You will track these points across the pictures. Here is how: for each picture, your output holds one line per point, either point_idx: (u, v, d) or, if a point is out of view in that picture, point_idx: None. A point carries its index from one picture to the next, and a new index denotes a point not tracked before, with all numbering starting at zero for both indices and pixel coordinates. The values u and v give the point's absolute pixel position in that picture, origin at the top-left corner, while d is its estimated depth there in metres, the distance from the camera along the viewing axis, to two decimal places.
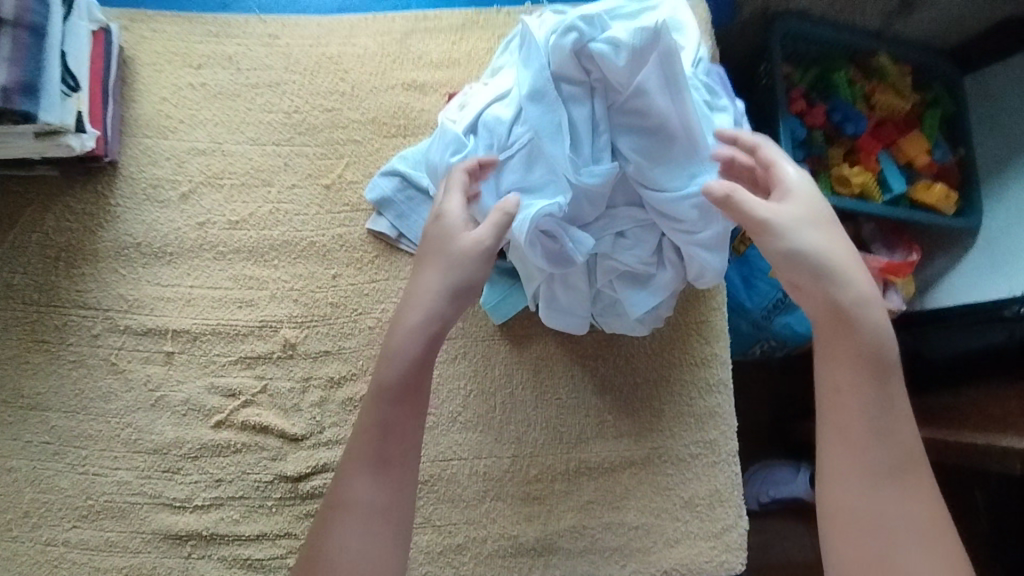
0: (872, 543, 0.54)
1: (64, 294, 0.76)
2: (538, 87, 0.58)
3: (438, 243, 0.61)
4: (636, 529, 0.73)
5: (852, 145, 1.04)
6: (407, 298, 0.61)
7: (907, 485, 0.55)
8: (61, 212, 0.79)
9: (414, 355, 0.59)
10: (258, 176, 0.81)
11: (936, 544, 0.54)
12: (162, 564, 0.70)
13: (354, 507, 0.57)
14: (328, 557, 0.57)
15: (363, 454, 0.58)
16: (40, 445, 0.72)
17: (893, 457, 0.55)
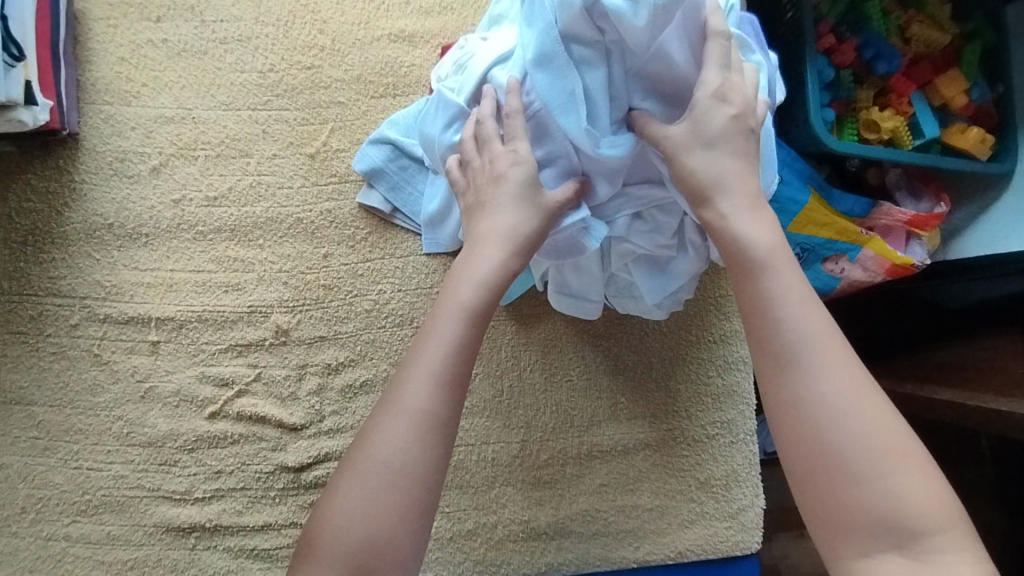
0: (808, 442, 0.48)
1: (35, 281, 0.71)
2: (545, 51, 0.52)
3: (515, 188, 0.56)
4: (650, 511, 0.71)
5: (882, 86, 0.96)
6: (485, 228, 0.57)
7: (828, 360, 0.49)
8: (23, 191, 0.72)
9: (490, 285, 0.55)
10: (235, 145, 0.74)
11: (875, 419, 0.48)
12: (166, 556, 0.69)
13: (411, 413, 0.51)
14: (372, 461, 0.50)
15: (428, 361, 0.52)
16: (29, 441, 0.69)
17: (805, 337, 0.50)
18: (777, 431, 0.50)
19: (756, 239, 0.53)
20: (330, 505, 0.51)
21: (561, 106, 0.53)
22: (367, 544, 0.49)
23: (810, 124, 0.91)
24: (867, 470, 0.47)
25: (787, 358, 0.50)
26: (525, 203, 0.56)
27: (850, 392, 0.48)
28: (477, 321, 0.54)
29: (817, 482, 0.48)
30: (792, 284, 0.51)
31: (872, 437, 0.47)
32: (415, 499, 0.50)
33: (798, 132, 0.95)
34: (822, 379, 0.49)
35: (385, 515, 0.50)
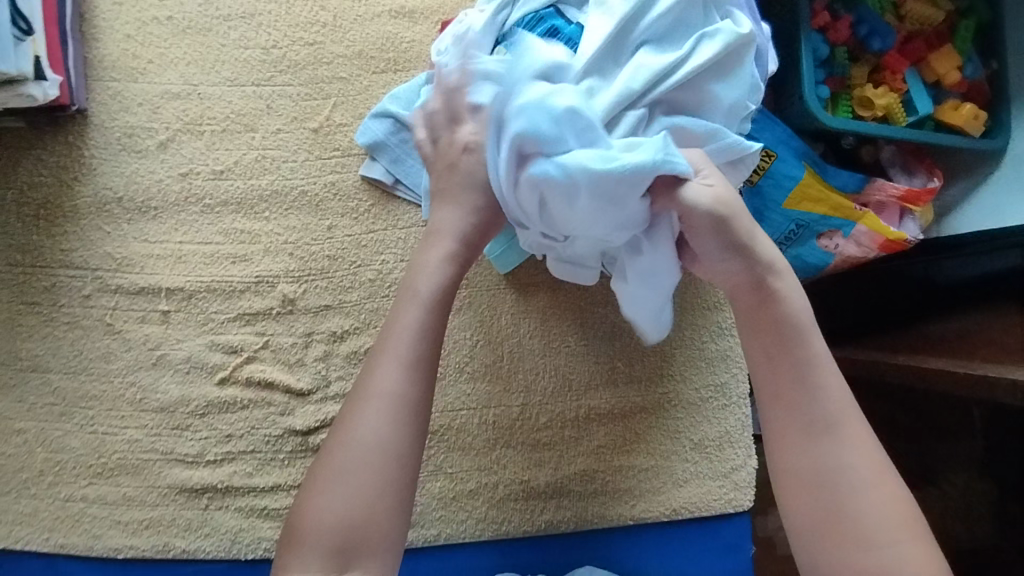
0: (825, 501, 0.54)
1: (48, 254, 0.73)
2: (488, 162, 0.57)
3: (466, 175, 0.59)
4: (645, 471, 0.74)
5: (876, 63, 0.97)
6: (438, 220, 0.60)
7: (851, 433, 0.55)
8: (33, 166, 0.74)
9: (448, 273, 0.58)
10: (240, 120, 0.75)
11: (889, 490, 0.54)
12: (180, 516, 0.71)
13: (382, 395, 0.54)
14: (349, 444, 0.54)
15: (395, 346, 0.55)
16: (46, 406, 0.72)
17: (831, 410, 0.56)
18: (795, 487, 0.56)
19: (794, 315, 0.57)
20: (317, 497, 0.53)
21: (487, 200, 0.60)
22: (353, 520, 0.52)
23: (804, 100, 0.93)
24: (881, 536, 0.53)
25: (813, 424, 0.56)
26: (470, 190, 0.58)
27: (866, 462, 0.54)
28: (440, 307, 0.57)
29: (829, 535, 0.54)
30: (825, 360, 0.57)
31: (883, 506, 0.53)
32: (392, 477, 0.53)
33: (792, 108, 0.97)
34: (845, 448, 0.55)
35: (369, 496, 0.53)
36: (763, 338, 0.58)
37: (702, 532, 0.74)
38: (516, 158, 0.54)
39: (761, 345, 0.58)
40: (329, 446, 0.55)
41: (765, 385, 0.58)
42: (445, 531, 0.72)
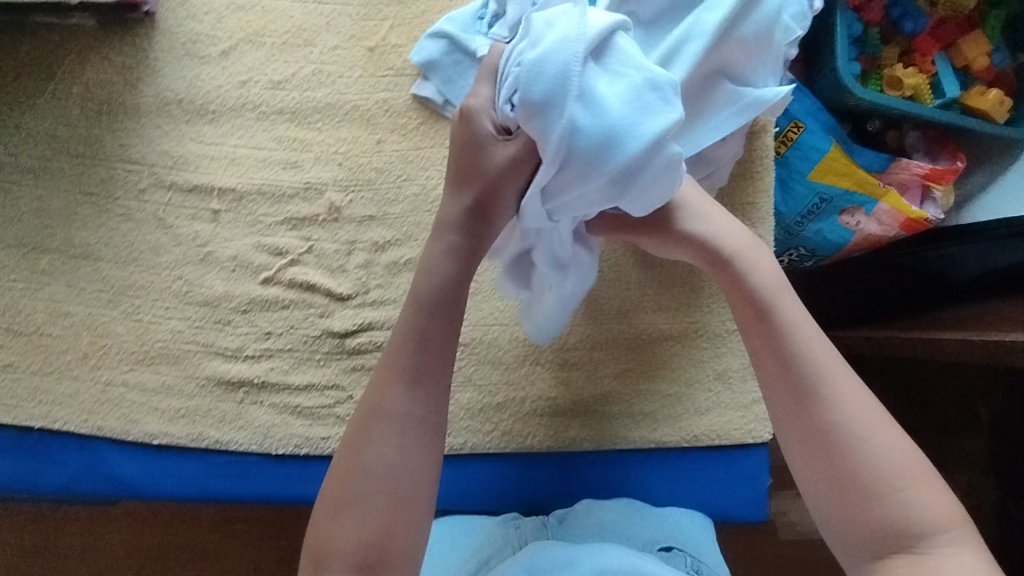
0: (827, 464, 0.56)
1: (107, 148, 0.75)
2: (613, 127, 0.53)
3: (471, 144, 0.60)
4: (668, 397, 0.76)
5: (907, 46, 0.99)
6: (438, 220, 0.63)
7: (839, 392, 0.57)
8: (101, 64, 0.76)
9: (453, 271, 0.61)
10: (300, 35, 0.78)
11: (886, 438, 0.56)
12: (216, 407, 0.74)
13: (390, 415, 0.58)
14: (360, 467, 0.57)
15: (395, 361, 0.59)
16: (95, 293, 0.74)
17: (816, 372, 0.58)
18: (797, 457, 0.58)
19: (764, 281, 0.62)
20: (346, 513, 0.56)
21: (561, 164, 0.54)
22: (383, 521, 0.56)
23: (837, 74, 0.95)
24: (885, 486, 0.54)
25: (800, 392, 0.58)
26: (471, 178, 0.60)
27: (859, 415, 0.57)
28: (441, 308, 0.60)
29: (839, 496, 0.55)
30: (798, 324, 0.61)
31: (884, 456, 0.55)
32: (407, 495, 0.56)
33: (824, 81, 0.99)
34: (836, 409, 0.57)
35: (389, 511, 0.56)
36: (739, 310, 0.63)
37: (719, 461, 0.76)
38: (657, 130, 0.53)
39: (744, 319, 0.62)
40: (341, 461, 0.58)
41: (755, 364, 0.62)
42: (471, 441, 0.75)
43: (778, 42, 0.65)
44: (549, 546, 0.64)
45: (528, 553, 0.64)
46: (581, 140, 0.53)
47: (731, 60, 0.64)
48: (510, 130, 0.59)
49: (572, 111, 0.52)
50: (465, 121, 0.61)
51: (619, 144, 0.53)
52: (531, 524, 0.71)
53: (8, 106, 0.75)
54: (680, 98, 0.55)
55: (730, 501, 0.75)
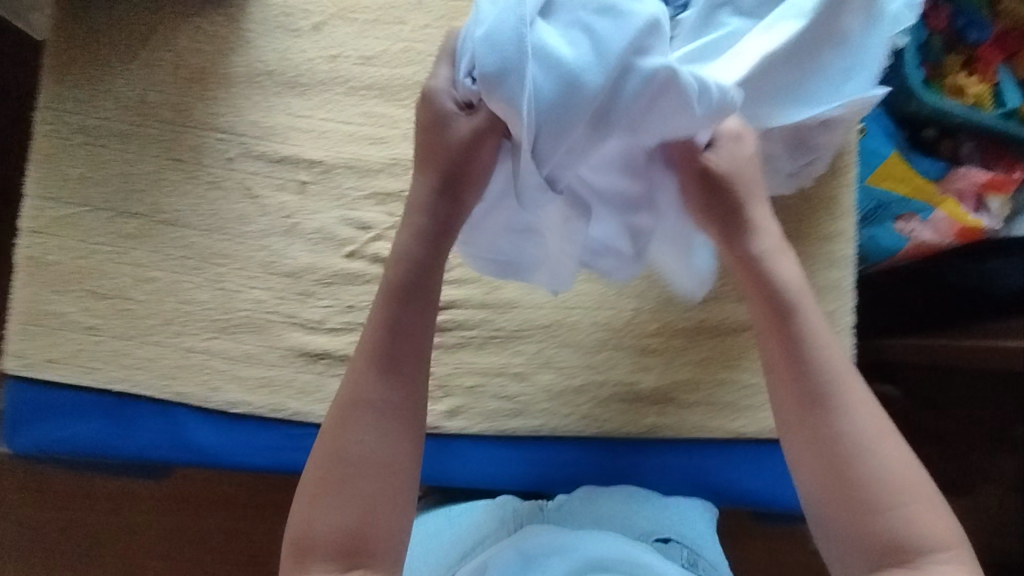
0: (839, 474, 0.54)
1: (196, 115, 0.75)
2: (570, 67, 0.49)
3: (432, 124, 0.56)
4: (749, 388, 0.76)
5: (971, 55, 0.93)
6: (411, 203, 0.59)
7: (850, 402, 0.56)
8: (194, 32, 0.75)
9: (422, 256, 0.57)
10: (392, 12, 0.77)
11: (898, 454, 0.55)
12: (297, 378, 0.74)
13: (367, 404, 0.55)
14: (338, 452, 0.54)
15: (371, 345, 0.56)
16: (179, 260, 0.74)
17: (830, 379, 0.57)
18: (804, 464, 0.57)
19: (787, 281, 0.60)
20: (325, 499, 0.54)
21: (543, 124, 0.49)
22: (365, 509, 0.53)
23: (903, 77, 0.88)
24: (889, 501, 0.53)
25: (813, 397, 0.57)
26: (434, 157, 0.57)
27: (871, 427, 0.55)
28: (409, 295, 0.57)
29: (848, 506, 0.54)
30: (817, 330, 0.59)
31: (895, 474, 0.54)
32: (378, 487, 0.54)
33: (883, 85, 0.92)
34: (844, 418, 0.56)
35: (364, 508, 0.53)
36: (757, 310, 0.61)
37: None
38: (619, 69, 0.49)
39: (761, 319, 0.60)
40: (332, 446, 0.55)
41: (766, 364, 0.60)
42: (549, 423, 0.75)
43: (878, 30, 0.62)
44: (542, 531, 0.64)
45: (521, 536, 0.64)
46: (543, 93, 0.49)
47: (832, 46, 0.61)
48: (472, 102, 0.56)
49: (527, 62, 0.48)
50: (427, 102, 0.57)
51: (578, 90, 0.49)
52: (528, 508, 0.72)
53: (99, 69, 0.75)
54: (636, 22, 0.49)
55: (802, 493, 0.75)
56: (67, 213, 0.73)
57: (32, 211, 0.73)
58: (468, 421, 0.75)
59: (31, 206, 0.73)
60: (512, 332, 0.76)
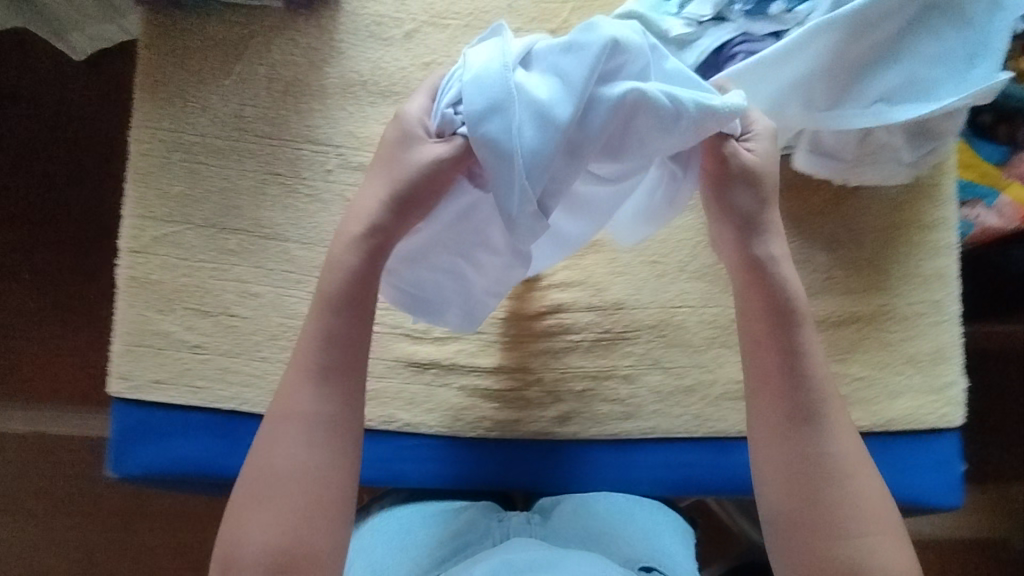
0: (809, 492, 0.56)
1: (293, 128, 0.74)
2: (547, 107, 0.50)
3: (399, 141, 0.57)
4: (859, 381, 0.76)
5: None
6: (356, 210, 0.58)
7: (835, 427, 0.57)
8: (287, 45, 0.75)
9: (357, 264, 0.56)
10: (483, 17, 0.77)
11: (867, 487, 0.56)
12: (405, 389, 0.73)
13: (298, 419, 0.55)
14: (267, 471, 0.54)
15: (310, 357, 0.56)
16: (282, 274, 0.73)
17: (818, 400, 0.57)
18: (776, 479, 0.57)
19: (795, 298, 0.58)
20: (257, 509, 0.53)
21: (530, 162, 0.51)
22: (291, 523, 0.52)
23: None
24: (855, 529, 0.55)
25: (801, 416, 0.57)
26: (392, 171, 0.56)
27: (851, 454, 0.57)
28: (348, 306, 0.56)
29: (806, 521, 0.55)
30: (813, 352, 0.58)
31: (863, 506, 0.55)
32: (317, 506, 0.53)
33: None
34: (827, 442, 0.57)
35: (290, 526, 0.52)
36: (752, 321, 0.59)
37: (908, 445, 0.76)
38: (586, 108, 0.51)
39: (751, 329, 0.59)
40: (254, 454, 0.55)
41: (750, 374, 0.59)
42: (661, 425, 0.75)
43: (999, 19, 0.61)
44: (521, 543, 0.62)
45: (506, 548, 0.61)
46: (526, 135, 0.50)
47: (940, 36, 0.62)
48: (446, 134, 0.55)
49: (511, 106, 0.50)
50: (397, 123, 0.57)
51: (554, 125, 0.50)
52: (515, 518, 0.69)
53: (191, 84, 0.73)
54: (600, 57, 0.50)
55: (921, 485, 0.75)
56: (168, 231, 0.72)
57: (132, 231, 0.72)
58: (580, 426, 0.74)
59: (130, 226, 0.72)
60: (620, 335, 0.76)
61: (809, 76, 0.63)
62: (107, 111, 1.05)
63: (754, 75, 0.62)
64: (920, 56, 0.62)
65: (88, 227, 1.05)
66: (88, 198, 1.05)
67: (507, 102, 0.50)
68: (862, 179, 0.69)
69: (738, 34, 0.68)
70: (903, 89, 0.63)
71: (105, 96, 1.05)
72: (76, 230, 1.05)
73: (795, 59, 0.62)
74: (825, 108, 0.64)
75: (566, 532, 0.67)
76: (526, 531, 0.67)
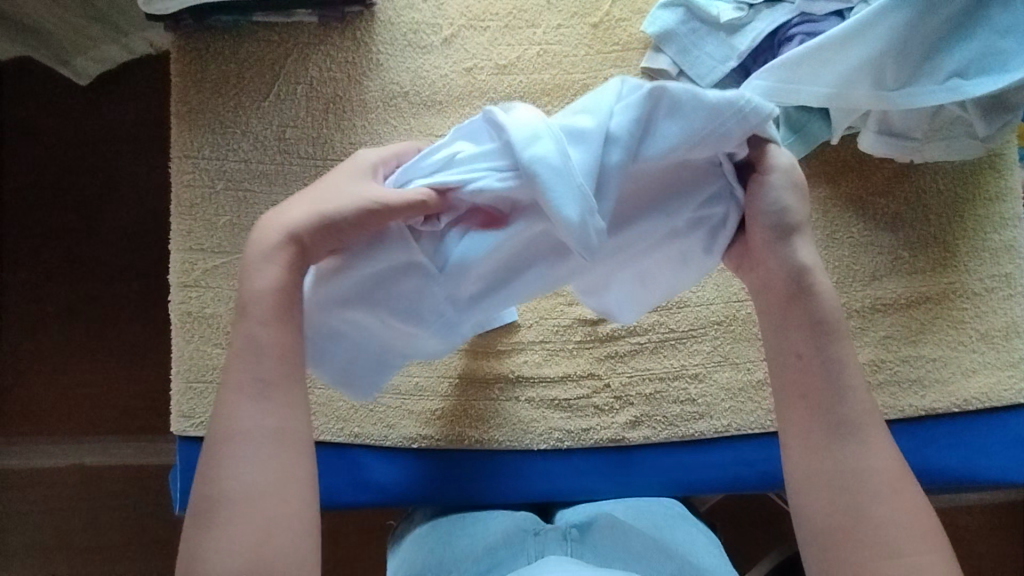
0: (842, 500, 0.51)
1: (337, 146, 0.72)
2: (581, 136, 0.47)
3: (345, 175, 0.53)
4: (933, 362, 0.74)
5: None
6: (271, 224, 0.51)
7: (874, 438, 0.52)
8: (323, 61, 0.73)
9: (279, 276, 0.50)
10: (522, 16, 0.75)
11: (911, 502, 0.50)
12: (473, 405, 0.72)
13: (241, 435, 0.48)
14: (217, 497, 0.47)
15: (245, 370, 0.49)
16: None
17: (854, 411, 0.52)
18: (814, 491, 0.51)
19: (829, 315, 0.53)
20: (212, 536, 0.46)
21: (584, 177, 0.46)
22: (249, 546, 0.46)
23: None
24: (902, 547, 0.49)
25: (838, 429, 0.52)
26: (331, 197, 0.51)
27: (884, 469, 0.51)
28: (278, 314, 0.50)
29: (838, 532, 0.50)
30: (849, 369, 0.53)
31: (902, 522, 0.50)
32: (277, 528, 0.46)
33: None
34: (867, 454, 0.51)
35: (249, 555, 0.45)
36: (789, 337, 0.54)
37: (991, 424, 0.73)
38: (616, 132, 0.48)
39: (791, 343, 0.54)
40: (204, 481, 0.48)
41: (782, 389, 0.55)
42: (736, 422, 0.73)
43: None
44: (551, 560, 0.56)
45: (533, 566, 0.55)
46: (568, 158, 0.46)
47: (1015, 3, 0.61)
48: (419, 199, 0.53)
49: (542, 135, 0.46)
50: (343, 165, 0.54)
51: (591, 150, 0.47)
52: (550, 533, 0.63)
53: (230, 110, 0.71)
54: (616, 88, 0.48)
55: (1008, 463, 0.72)
56: (220, 262, 0.70)
57: (181, 266, 0.70)
58: (652, 430, 0.72)
59: (180, 260, 0.70)
60: (685, 333, 0.74)
61: (878, 54, 0.63)
62: (138, 137, 1.05)
63: (819, 58, 0.64)
64: (991, 28, 0.62)
65: (129, 255, 1.04)
66: (129, 227, 1.05)
67: (539, 133, 0.46)
68: (933, 158, 0.68)
69: (796, 14, 0.70)
70: (977, 63, 0.62)
71: (133, 122, 1.05)
72: (111, 261, 1.04)
73: (861, 41, 0.63)
74: (895, 86, 0.63)
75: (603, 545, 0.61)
76: (561, 547, 0.60)
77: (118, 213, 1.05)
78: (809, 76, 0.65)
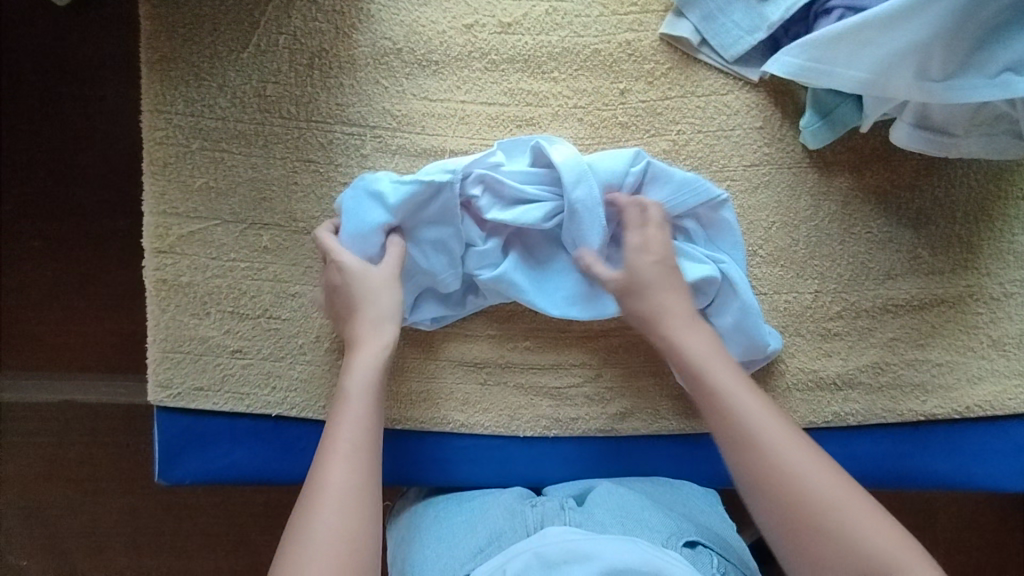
0: (776, 504, 0.52)
1: (322, 106, 0.66)
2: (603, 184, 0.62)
3: (359, 286, 0.61)
4: (940, 366, 0.71)
5: None
6: (356, 335, 0.60)
7: (769, 433, 0.54)
8: (307, 9, 0.66)
9: (371, 364, 0.59)
10: None
11: (826, 479, 0.52)
12: (459, 389, 0.70)
13: (335, 485, 0.53)
14: (313, 534, 0.50)
15: (345, 434, 0.55)
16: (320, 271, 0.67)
17: (746, 423, 0.55)
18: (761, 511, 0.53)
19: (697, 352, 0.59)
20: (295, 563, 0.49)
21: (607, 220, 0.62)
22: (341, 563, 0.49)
23: None
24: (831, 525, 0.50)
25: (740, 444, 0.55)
26: (368, 306, 0.60)
27: (807, 463, 0.52)
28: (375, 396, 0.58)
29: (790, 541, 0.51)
30: (727, 385, 0.57)
31: (855, 517, 0.50)
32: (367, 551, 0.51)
33: None
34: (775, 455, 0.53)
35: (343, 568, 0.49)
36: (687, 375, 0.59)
37: (990, 432, 0.70)
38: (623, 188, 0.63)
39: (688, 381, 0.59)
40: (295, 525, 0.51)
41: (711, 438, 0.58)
42: None
43: None
44: (553, 530, 0.55)
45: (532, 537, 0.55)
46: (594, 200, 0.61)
47: None
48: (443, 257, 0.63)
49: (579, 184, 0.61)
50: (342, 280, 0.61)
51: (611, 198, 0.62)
52: (547, 505, 0.63)
53: (206, 60, 0.65)
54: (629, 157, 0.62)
55: (1003, 471, 0.70)
56: (195, 228, 0.66)
57: (155, 230, 0.66)
58: (641, 422, 0.70)
59: (152, 224, 0.66)
60: None
61: (926, 38, 0.56)
62: (111, 74, 0.98)
63: (859, 37, 0.58)
64: None
65: (104, 202, 0.98)
66: (104, 171, 0.98)
67: (575, 181, 0.60)
68: (967, 154, 0.65)
69: None
70: None
71: (108, 58, 0.98)
72: (85, 205, 0.99)
73: (909, 22, 0.56)
74: (940, 78, 0.58)
75: (602, 516, 0.61)
76: (561, 518, 0.60)
77: (93, 156, 0.98)
78: (845, 57, 0.59)
